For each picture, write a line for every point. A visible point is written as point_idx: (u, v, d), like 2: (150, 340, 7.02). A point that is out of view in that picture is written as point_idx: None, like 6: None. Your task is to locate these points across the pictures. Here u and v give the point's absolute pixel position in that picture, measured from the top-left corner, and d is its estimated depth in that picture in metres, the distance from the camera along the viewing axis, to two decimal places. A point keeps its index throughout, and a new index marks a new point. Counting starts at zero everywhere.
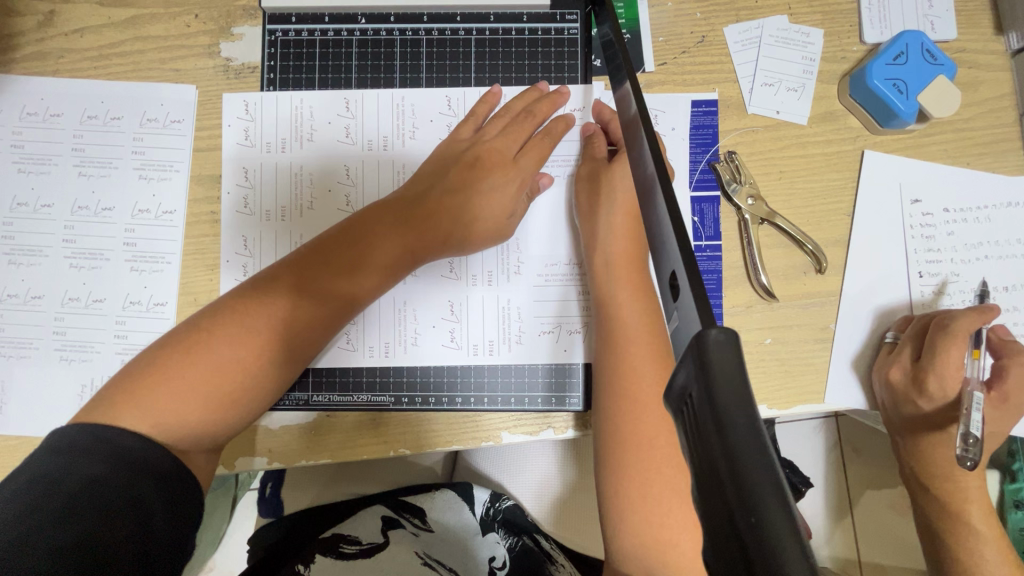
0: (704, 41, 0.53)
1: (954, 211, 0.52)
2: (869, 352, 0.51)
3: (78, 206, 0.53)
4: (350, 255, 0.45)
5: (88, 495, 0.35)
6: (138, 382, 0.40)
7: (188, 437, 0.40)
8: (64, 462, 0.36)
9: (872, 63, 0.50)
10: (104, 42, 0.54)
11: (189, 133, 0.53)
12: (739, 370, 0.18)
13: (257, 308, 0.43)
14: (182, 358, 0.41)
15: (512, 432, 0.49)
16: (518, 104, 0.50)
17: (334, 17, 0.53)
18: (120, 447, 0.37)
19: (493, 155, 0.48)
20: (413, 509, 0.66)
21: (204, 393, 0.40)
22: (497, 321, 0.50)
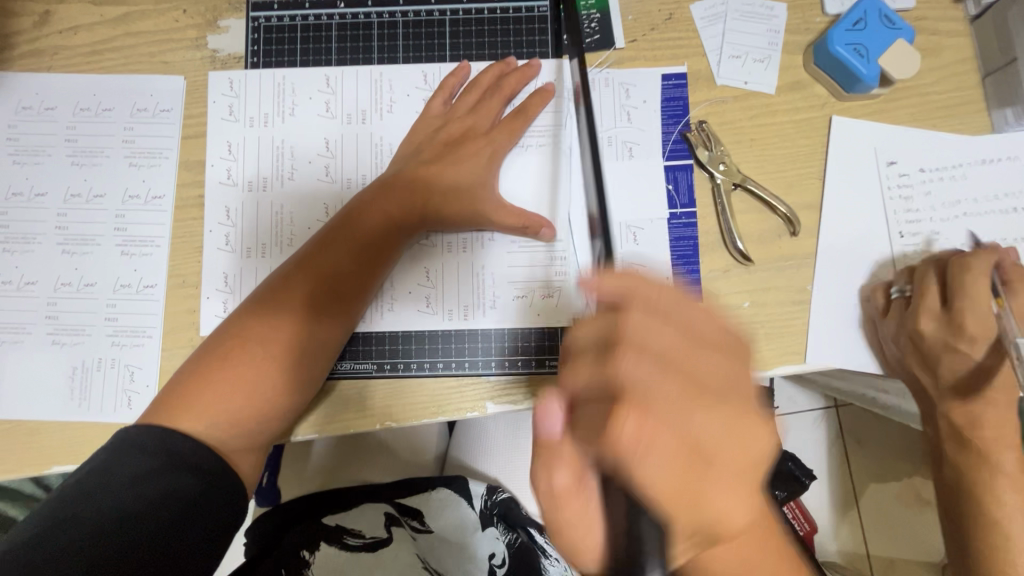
0: (671, 18, 0.55)
1: (930, 171, 0.53)
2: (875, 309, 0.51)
3: (71, 194, 0.54)
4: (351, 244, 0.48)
5: (134, 492, 0.39)
6: (185, 390, 0.43)
7: (236, 434, 0.44)
8: (116, 458, 0.40)
9: (833, 30, 0.51)
10: (97, 39, 0.56)
11: (178, 121, 0.55)
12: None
13: (275, 309, 0.46)
14: (223, 359, 0.44)
15: (490, 394, 0.50)
16: (486, 78, 0.53)
17: (315, 4, 0.55)
18: (167, 443, 0.41)
19: (464, 131, 0.52)
20: (415, 508, 0.66)
21: (245, 393, 0.44)
22: (473, 286, 0.51)
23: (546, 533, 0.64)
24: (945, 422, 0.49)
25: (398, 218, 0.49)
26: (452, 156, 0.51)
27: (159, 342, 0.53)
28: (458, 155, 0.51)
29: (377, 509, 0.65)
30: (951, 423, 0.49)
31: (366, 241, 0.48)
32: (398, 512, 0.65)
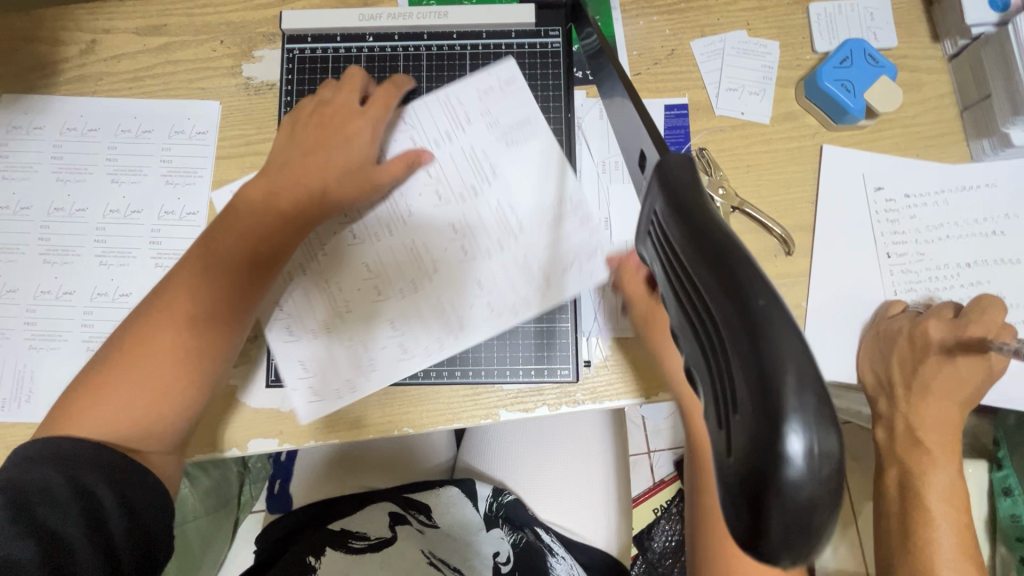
0: (673, 53, 0.59)
1: (914, 197, 0.57)
2: (876, 318, 0.55)
3: (110, 209, 0.58)
4: (252, 239, 0.48)
5: (43, 496, 0.38)
6: (76, 401, 0.43)
7: (144, 430, 0.44)
8: (20, 468, 0.39)
9: (822, 67, 0.55)
10: (139, 66, 0.60)
11: (213, 143, 0.59)
12: (693, 179, 0.20)
13: (175, 310, 0.46)
14: (128, 362, 0.44)
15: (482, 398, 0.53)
16: (359, 79, 0.54)
17: (345, 37, 0.58)
18: (66, 451, 0.40)
19: (334, 113, 0.53)
20: (421, 503, 0.69)
21: (147, 385, 0.44)
22: (492, 302, 0.52)
23: (551, 533, 0.68)
24: (902, 423, 0.53)
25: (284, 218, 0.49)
26: (327, 138, 0.52)
27: None
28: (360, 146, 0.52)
29: (383, 508, 0.68)
30: (907, 425, 0.53)
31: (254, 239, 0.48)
32: (403, 509, 0.68)
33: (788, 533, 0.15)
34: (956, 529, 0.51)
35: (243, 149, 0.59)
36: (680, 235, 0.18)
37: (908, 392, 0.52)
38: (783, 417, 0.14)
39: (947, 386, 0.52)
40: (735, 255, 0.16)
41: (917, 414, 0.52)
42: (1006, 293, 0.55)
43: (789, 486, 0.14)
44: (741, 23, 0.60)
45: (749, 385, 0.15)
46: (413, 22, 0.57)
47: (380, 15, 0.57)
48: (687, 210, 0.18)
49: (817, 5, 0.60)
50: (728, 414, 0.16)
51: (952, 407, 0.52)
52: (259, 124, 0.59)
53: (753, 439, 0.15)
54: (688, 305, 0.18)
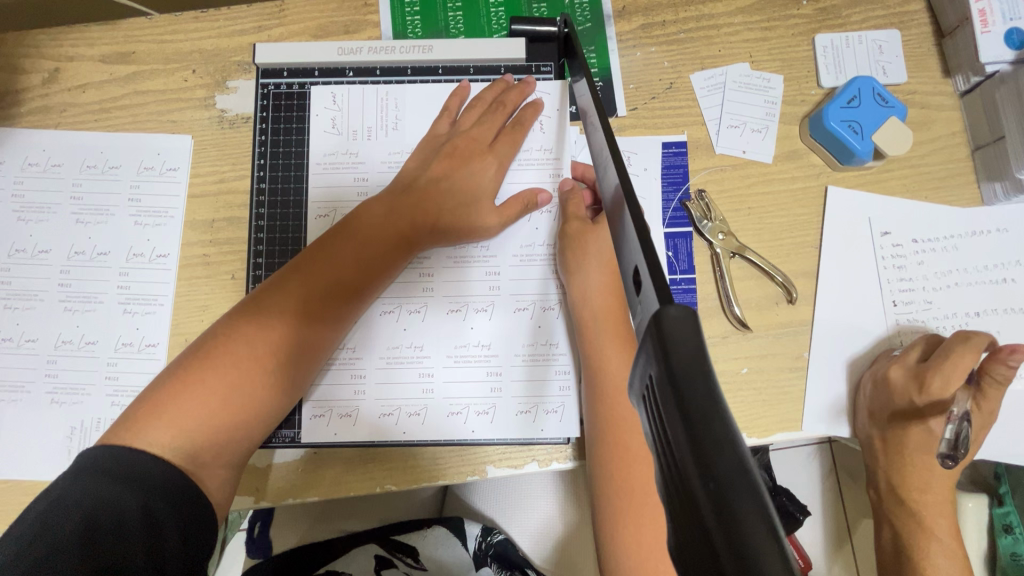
0: (672, 87, 0.56)
1: (922, 242, 0.54)
2: (864, 361, 0.53)
3: (75, 251, 0.55)
4: (357, 249, 0.46)
5: (102, 518, 0.36)
6: (145, 408, 0.40)
7: (214, 447, 0.41)
8: (78, 486, 0.37)
9: (827, 106, 0.53)
10: (106, 97, 0.57)
11: (184, 181, 0.56)
12: (695, 348, 0.17)
13: (264, 318, 0.43)
14: (204, 365, 0.41)
15: (463, 440, 0.48)
16: (488, 94, 0.52)
17: (323, 71, 0.52)
18: (138, 468, 0.38)
19: (469, 146, 0.50)
20: (406, 545, 0.67)
21: (223, 401, 0.41)
22: (509, 323, 0.49)
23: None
24: (885, 482, 0.52)
25: (360, 252, 0.46)
26: (460, 172, 0.50)
27: None
28: (437, 186, 0.49)
29: (368, 552, 0.66)
30: (896, 485, 0.52)
31: (327, 286, 0.45)
32: (388, 552, 0.67)
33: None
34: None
35: (217, 187, 0.56)
36: (681, 434, 0.16)
37: (887, 447, 0.51)
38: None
39: (924, 440, 0.51)
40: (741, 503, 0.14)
41: (902, 469, 0.51)
42: None
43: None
44: (743, 55, 0.57)
45: None
46: (396, 56, 0.52)
47: (360, 49, 0.52)
48: (689, 400, 0.16)
49: (824, 37, 0.57)
50: None
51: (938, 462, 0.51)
52: (234, 160, 0.56)
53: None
54: (687, 516, 0.16)
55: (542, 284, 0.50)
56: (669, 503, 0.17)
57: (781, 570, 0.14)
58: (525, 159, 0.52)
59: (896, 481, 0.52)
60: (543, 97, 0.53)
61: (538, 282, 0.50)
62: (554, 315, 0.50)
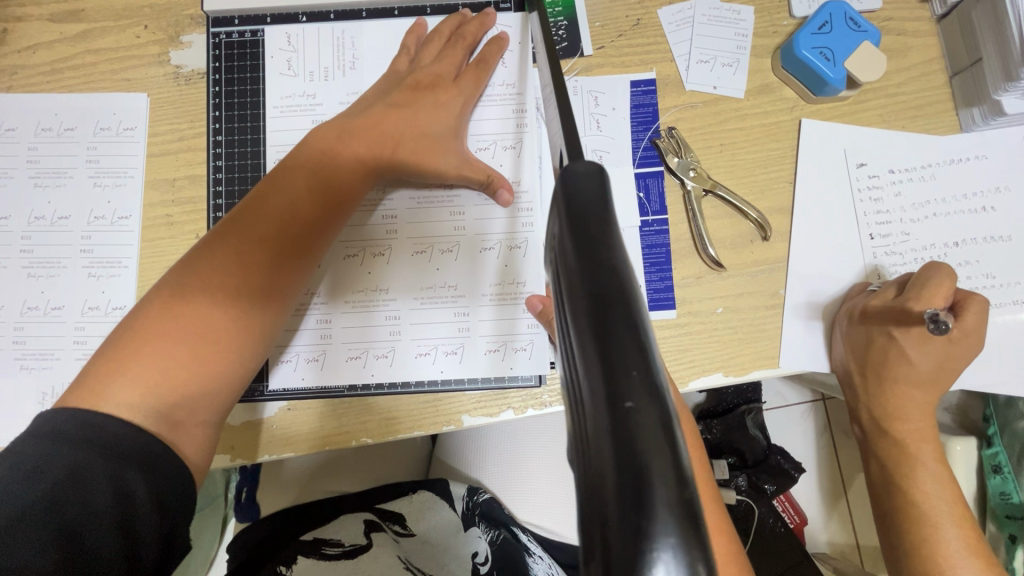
0: (639, 23, 0.54)
1: (899, 172, 0.53)
2: (841, 297, 0.52)
3: (34, 216, 0.54)
4: (316, 183, 0.44)
5: (67, 488, 0.34)
6: (109, 366, 0.39)
7: (186, 401, 0.40)
8: (44, 450, 0.36)
9: (798, 33, 0.51)
10: (57, 57, 0.55)
11: (142, 140, 0.54)
12: (595, 188, 0.20)
13: (223, 257, 0.42)
14: (167, 312, 0.40)
15: (434, 383, 0.48)
16: (446, 29, 0.50)
17: (276, 17, 0.51)
18: (106, 429, 0.37)
19: (433, 79, 0.48)
20: (395, 512, 0.67)
21: (188, 351, 0.40)
22: (477, 263, 0.49)
23: (526, 533, 0.65)
24: (867, 414, 0.49)
25: (312, 189, 0.44)
26: (420, 104, 0.47)
27: None
28: (395, 115, 0.46)
29: (358, 517, 0.67)
30: (873, 416, 0.49)
31: (286, 223, 0.43)
32: (378, 517, 0.67)
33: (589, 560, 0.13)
34: (954, 518, 0.46)
35: (176, 145, 0.54)
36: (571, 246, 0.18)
37: (866, 381, 0.48)
38: (634, 464, 0.13)
39: (904, 370, 0.46)
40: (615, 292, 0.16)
41: (881, 402, 0.48)
42: (996, 273, 0.52)
43: (615, 505, 0.13)
44: None
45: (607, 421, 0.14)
46: None
47: None
48: (583, 224, 0.18)
49: None
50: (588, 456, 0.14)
51: (924, 392, 0.47)
52: (192, 117, 0.54)
53: (604, 476, 0.14)
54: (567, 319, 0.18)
55: (507, 224, 0.49)
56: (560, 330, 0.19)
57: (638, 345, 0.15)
58: (491, 96, 0.51)
59: (877, 413, 0.48)
60: (503, 32, 0.51)
61: (504, 221, 0.49)
62: (521, 253, 0.49)
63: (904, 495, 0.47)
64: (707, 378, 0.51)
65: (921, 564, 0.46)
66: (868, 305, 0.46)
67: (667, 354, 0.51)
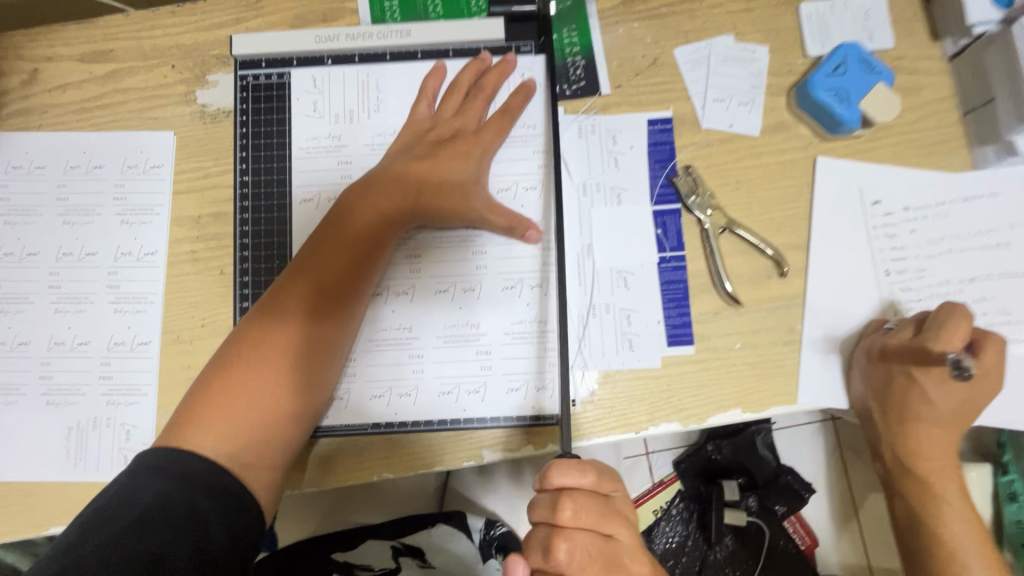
0: (655, 62, 0.55)
1: (914, 210, 0.54)
2: (857, 334, 0.52)
3: (63, 252, 0.55)
4: (362, 232, 0.46)
5: (151, 518, 0.37)
6: (187, 417, 0.42)
7: (254, 447, 0.42)
8: (135, 481, 0.39)
9: (814, 74, 0.52)
10: (87, 96, 0.56)
11: (169, 177, 0.55)
12: None
13: (283, 309, 0.45)
14: (235, 365, 0.44)
15: (456, 420, 0.48)
16: (466, 77, 0.51)
17: (302, 61, 0.52)
18: (187, 467, 0.40)
19: (453, 132, 0.50)
20: (416, 543, 0.68)
21: (255, 399, 0.43)
22: (500, 302, 0.49)
23: None
24: (890, 454, 0.48)
25: (358, 237, 0.46)
26: (443, 153, 0.49)
27: (154, 400, 0.53)
28: (422, 164, 0.48)
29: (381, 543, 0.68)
30: (897, 456, 0.48)
31: (336, 273, 0.45)
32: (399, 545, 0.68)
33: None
34: (978, 556, 0.46)
35: (201, 182, 0.55)
36: None
37: (887, 420, 0.48)
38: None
39: (924, 409, 0.46)
40: None
41: (903, 442, 0.47)
42: (1012, 309, 0.52)
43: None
44: (727, 27, 0.56)
45: None
46: (375, 40, 0.51)
47: (338, 36, 0.51)
48: None
49: (808, 5, 0.56)
50: None
51: (944, 430, 0.46)
52: (217, 154, 0.55)
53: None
54: None
55: (528, 262, 0.50)
56: None
57: None
58: (513, 137, 0.52)
59: (901, 452, 0.48)
60: (523, 76, 0.53)
61: (525, 259, 0.50)
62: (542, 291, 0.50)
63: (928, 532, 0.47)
64: (726, 415, 0.51)
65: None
66: (887, 343, 0.46)
67: (686, 389, 0.52)
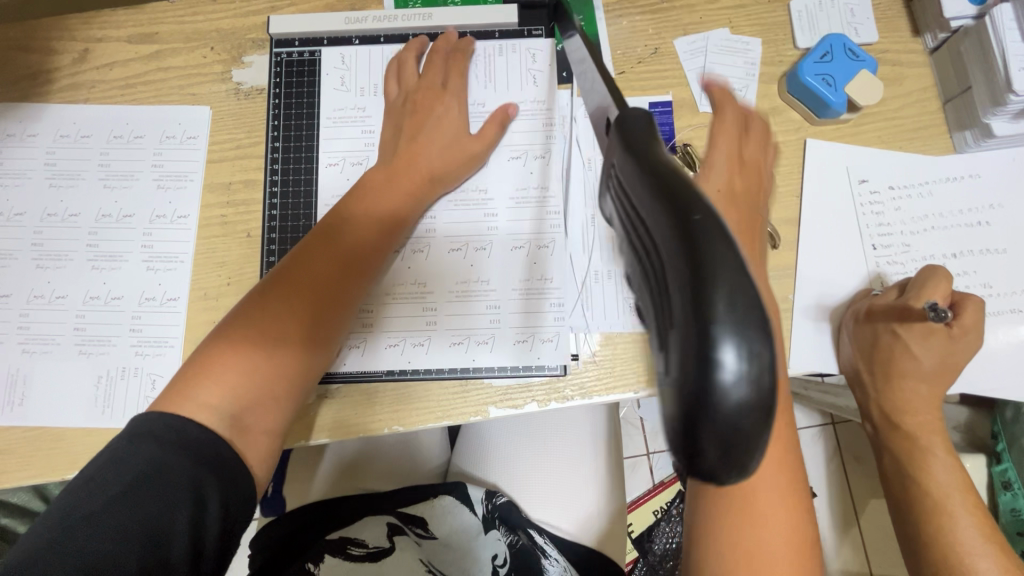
0: (656, 52, 0.60)
1: (898, 189, 0.57)
2: (848, 301, 0.55)
3: (102, 214, 0.59)
4: (371, 213, 0.50)
5: (147, 481, 0.39)
6: (191, 375, 0.44)
7: (257, 409, 0.44)
8: (129, 449, 0.40)
9: (803, 62, 0.56)
10: (131, 73, 0.61)
11: (203, 147, 0.60)
12: (652, 131, 0.19)
13: (293, 277, 0.47)
14: (242, 326, 0.45)
15: (465, 369, 0.52)
16: (442, 46, 0.56)
17: (332, 40, 0.59)
18: (185, 431, 0.41)
19: (429, 96, 0.54)
20: (417, 516, 0.69)
21: (260, 360, 0.45)
22: (505, 266, 0.54)
23: (545, 535, 0.68)
24: (876, 412, 0.51)
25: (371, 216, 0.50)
26: (426, 124, 0.53)
27: (181, 353, 0.56)
28: (417, 142, 0.52)
29: (380, 520, 0.68)
30: (883, 412, 0.51)
31: (349, 248, 0.49)
32: (400, 521, 0.68)
33: (729, 454, 0.14)
34: (969, 514, 0.47)
35: (233, 153, 0.60)
36: (631, 170, 0.17)
37: (875, 378, 0.51)
38: (716, 335, 0.13)
39: (909, 366, 0.49)
40: (683, 189, 0.15)
41: (889, 398, 0.50)
42: (993, 283, 0.55)
43: (730, 405, 0.13)
44: (723, 21, 0.61)
45: (686, 304, 0.13)
46: (399, 23, 0.58)
47: (365, 19, 0.58)
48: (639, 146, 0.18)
49: (799, 2, 0.60)
50: (665, 331, 0.14)
51: (929, 386, 0.49)
52: (249, 128, 0.60)
53: (685, 377, 0.13)
54: (630, 237, 0.17)
55: (535, 224, 0.55)
56: (625, 248, 0.17)
57: (716, 237, 0.14)
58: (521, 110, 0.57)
59: (886, 409, 0.51)
60: (534, 52, 0.58)
61: (531, 224, 0.55)
62: (548, 252, 0.54)
63: (917, 486, 0.49)
64: None
65: (940, 557, 0.47)
66: (874, 304, 0.50)
67: None
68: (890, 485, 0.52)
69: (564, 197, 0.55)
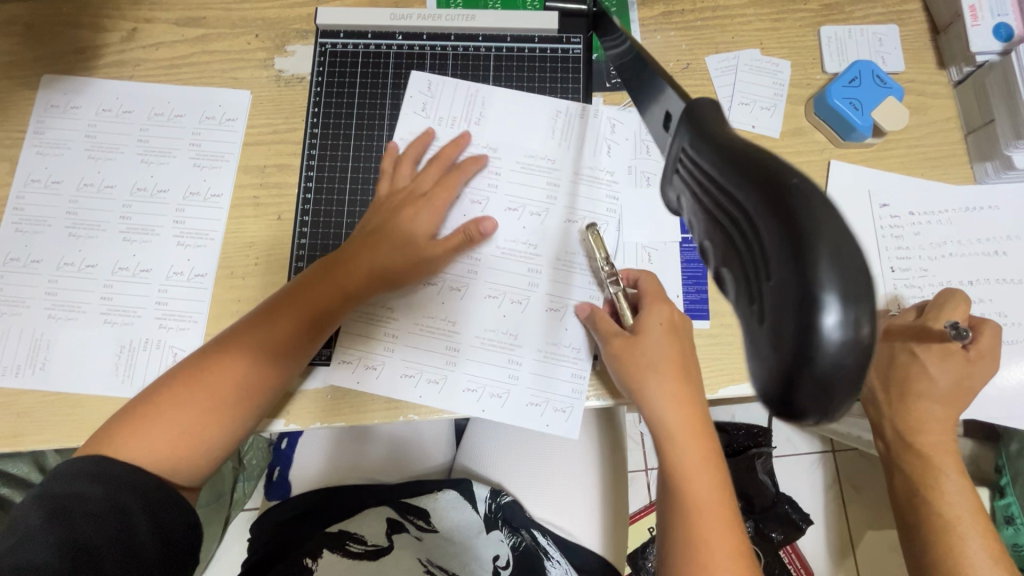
0: (688, 67, 0.62)
1: (918, 214, 0.58)
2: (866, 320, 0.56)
3: (137, 187, 0.60)
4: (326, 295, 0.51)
5: (65, 509, 0.40)
6: (125, 424, 0.45)
7: (182, 462, 0.46)
8: (53, 482, 0.42)
9: (831, 85, 0.58)
10: (176, 54, 0.63)
11: (241, 130, 0.61)
12: (721, 117, 0.21)
13: (241, 344, 0.49)
14: (189, 383, 0.47)
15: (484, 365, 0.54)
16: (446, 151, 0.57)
17: (376, 34, 0.62)
18: (108, 470, 0.42)
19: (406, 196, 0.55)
20: (418, 511, 0.69)
21: (199, 417, 0.47)
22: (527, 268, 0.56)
23: (547, 537, 0.67)
24: (891, 430, 0.51)
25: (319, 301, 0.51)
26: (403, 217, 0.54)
27: (203, 328, 0.57)
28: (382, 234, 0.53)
29: (380, 515, 0.68)
30: (897, 431, 0.51)
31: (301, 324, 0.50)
32: (401, 516, 0.69)
33: (825, 393, 0.16)
34: (978, 535, 0.48)
35: (270, 137, 0.61)
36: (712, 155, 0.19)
37: (889, 397, 0.51)
38: (821, 291, 0.15)
39: (924, 387, 0.50)
40: (776, 168, 0.17)
41: (903, 416, 0.51)
42: (1008, 312, 0.56)
43: (830, 352, 0.15)
44: (755, 42, 0.62)
45: (786, 266, 0.16)
46: (443, 23, 0.61)
47: (410, 16, 0.61)
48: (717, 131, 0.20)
49: (829, 29, 0.62)
50: (762, 290, 0.16)
51: (941, 408, 0.50)
52: (287, 114, 0.61)
53: (795, 331, 0.16)
54: (716, 218, 0.19)
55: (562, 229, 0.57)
56: (706, 227, 0.19)
57: (817, 202, 0.16)
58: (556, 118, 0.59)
59: (901, 428, 0.51)
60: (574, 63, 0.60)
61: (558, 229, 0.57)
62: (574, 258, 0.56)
63: (928, 506, 0.50)
64: (736, 387, 0.54)
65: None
66: (892, 323, 0.51)
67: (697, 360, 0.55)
68: (900, 505, 0.52)
69: (592, 204, 0.58)
